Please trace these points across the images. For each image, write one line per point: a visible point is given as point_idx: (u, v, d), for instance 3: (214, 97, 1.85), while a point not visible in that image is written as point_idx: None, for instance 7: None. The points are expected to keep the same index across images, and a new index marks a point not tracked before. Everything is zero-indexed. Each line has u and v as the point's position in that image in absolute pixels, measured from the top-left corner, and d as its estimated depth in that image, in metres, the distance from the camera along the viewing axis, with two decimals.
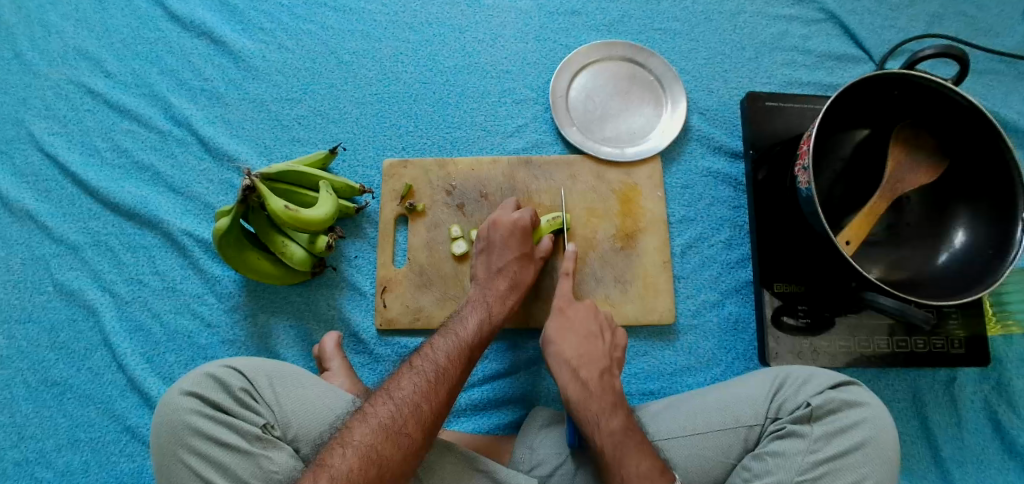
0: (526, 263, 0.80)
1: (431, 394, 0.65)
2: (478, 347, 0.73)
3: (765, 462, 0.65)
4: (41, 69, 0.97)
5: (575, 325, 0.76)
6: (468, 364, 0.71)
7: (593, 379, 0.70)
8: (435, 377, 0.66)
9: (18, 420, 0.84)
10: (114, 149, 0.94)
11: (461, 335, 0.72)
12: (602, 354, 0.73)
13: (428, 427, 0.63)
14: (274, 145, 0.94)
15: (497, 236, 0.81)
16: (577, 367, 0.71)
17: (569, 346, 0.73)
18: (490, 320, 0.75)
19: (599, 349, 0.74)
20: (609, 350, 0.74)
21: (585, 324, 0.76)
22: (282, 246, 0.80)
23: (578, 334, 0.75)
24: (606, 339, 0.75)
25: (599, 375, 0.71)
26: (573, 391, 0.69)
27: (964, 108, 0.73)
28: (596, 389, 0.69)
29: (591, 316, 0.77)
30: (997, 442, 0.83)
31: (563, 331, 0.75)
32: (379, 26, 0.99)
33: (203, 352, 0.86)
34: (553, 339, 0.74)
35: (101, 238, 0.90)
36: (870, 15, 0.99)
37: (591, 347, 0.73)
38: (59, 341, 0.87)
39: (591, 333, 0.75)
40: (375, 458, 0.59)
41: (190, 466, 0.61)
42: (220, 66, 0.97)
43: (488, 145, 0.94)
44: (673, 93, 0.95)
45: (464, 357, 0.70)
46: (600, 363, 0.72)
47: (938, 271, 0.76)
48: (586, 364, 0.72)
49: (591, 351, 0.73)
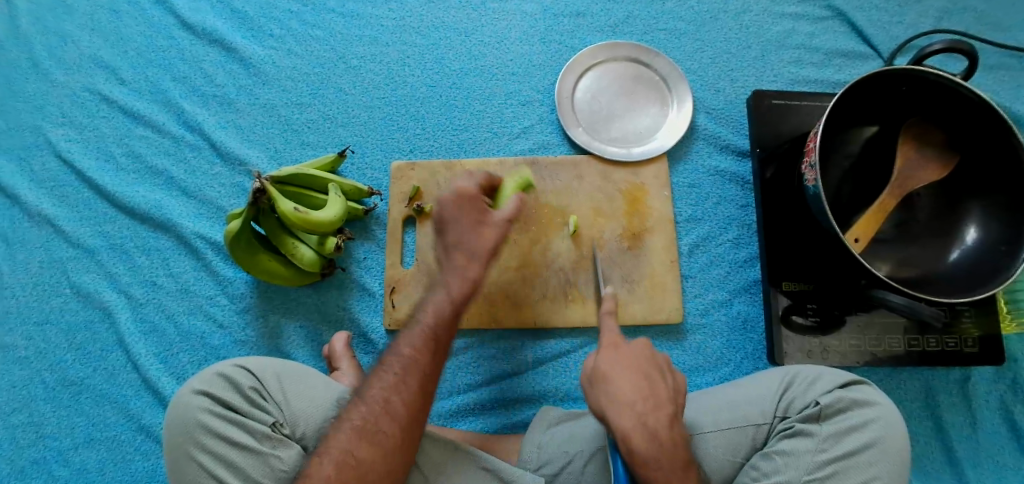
0: (487, 231, 0.71)
1: (400, 387, 0.63)
2: (446, 329, 0.67)
3: (774, 460, 0.64)
4: (58, 77, 0.99)
5: (629, 364, 0.64)
6: (442, 350, 0.67)
7: (661, 430, 0.60)
8: (405, 372, 0.64)
9: (36, 419, 0.86)
10: (128, 154, 0.96)
11: (425, 321, 0.67)
12: (668, 398, 0.63)
13: (404, 422, 0.62)
14: (284, 149, 0.96)
15: (447, 210, 0.72)
16: (642, 415, 0.60)
17: (628, 389, 0.62)
18: (455, 300, 0.68)
19: (661, 392, 0.63)
20: (671, 393, 0.64)
21: (641, 363, 0.65)
22: (293, 248, 0.82)
23: (636, 376, 0.63)
24: (666, 381, 0.64)
25: (668, 425, 0.61)
26: (640, 446, 0.58)
27: (975, 104, 0.72)
28: (667, 444, 0.59)
29: (647, 353, 0.66)
30: (1012, 443, 0.82)
31: (617, 372, 0.64)
32: (386, 31, 1.00)
33: (216, 352, 0.87)
34: (609, 380, 0.63)
35: (117, 241, 0.92)
36: (877, 12, 0.99)
37: (653, 391, 0.63)
38: (75, 342, 0.89)
39: (650, 374, 0.64)
40: (352, 462, 0.59)
41: (201, 463, 0.62)
42: (231, 72, 0.99)
43: (494, 147, 0.95)
44: (679, 93, 0.96)
45: (430, 346, 0.66)
46: (666, 409, 0.62)
47: (950, 269, 0.76)
48: (652, 411, 0.61)
49: (654, 394, 0.62)
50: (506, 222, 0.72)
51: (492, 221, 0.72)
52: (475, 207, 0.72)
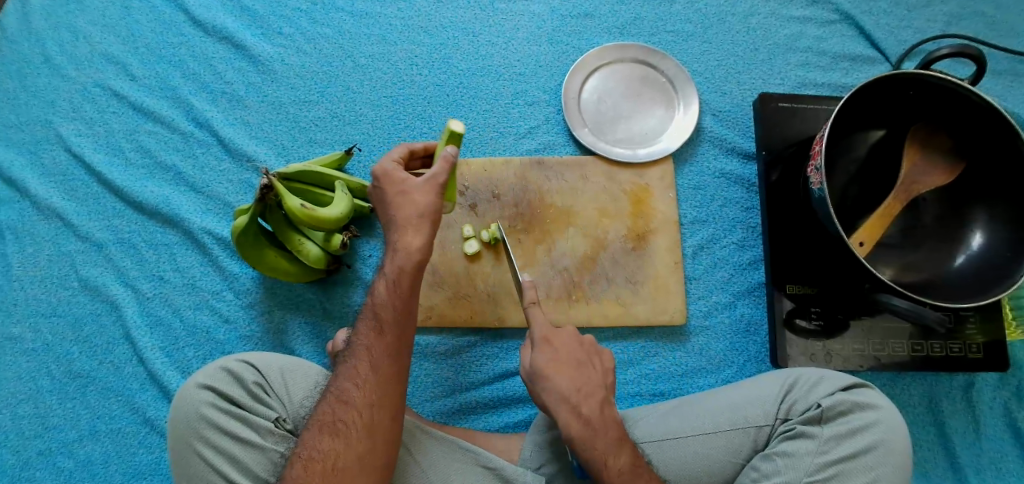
0: (415, 201, 0.66)
1: (353, 375, 0.63)
2: (393, 311, 0.64)
3: (774, 462, 0.65)
4: (69, 72, 1.00)
5: (563, 356, 0.68)
6: (398, 333, 0.64)
7: (595, 414, 0.65)
8: (359, 361, 0.64)
9: (42, 410, 0.87)
10: (137, 149, 0.97)
11: (374, 309, 0.65)
12: (598, 384, 0.67)
13: (362, 411, 0.61)
14: (291, 146, 0.96)
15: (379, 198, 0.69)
16: (577, 404, 0.64)
17: (564, 379, 0.66)
18: (393, 282, 0.65)
19: (593, 379, 0.67)
20: (602, 376, 0.68)
21: (575, 352, 0.68)
22: (299, 244, 0.82)
23: (569, 365, 0.67)
24: (595, 364, 0.69)
25: (600, 409, 0.66)
26: (575, 430, 0.63)
27: (981, 109, 0.72)
28: (599, 426, 0.64)
29: (577, 343, 0.69)
30: (1016, 449, 0.82)
31: (553, 363, 0.67)
32: (394, 30, 1.01)
33: (221, 347, 0.88)
34: (547, 374, 0.66)
35: (125, 236, 0.93)
36: (886, 15, 0.99)
37: (585, 378, 0.67)
38: (82, 335, 0.89)
39: (582, 361, 0.68)
40: (315, 456, 0.60)
41: (205, 457, 0.63)
42: (240, 69, 1.00)
43: (500, 147, 0.95)
44: (686, 94, 0.96)
45: (379, 332, 0.64)
46: (599, 395, 0.66)
47: (954, 274, 0.76)
48: (584, 397, 0.65)
49: (586, 382, 0.66)
50: (434, 184, 0.67)
51: (418, 186, 0.67)
52: (405, 175, 0.68)
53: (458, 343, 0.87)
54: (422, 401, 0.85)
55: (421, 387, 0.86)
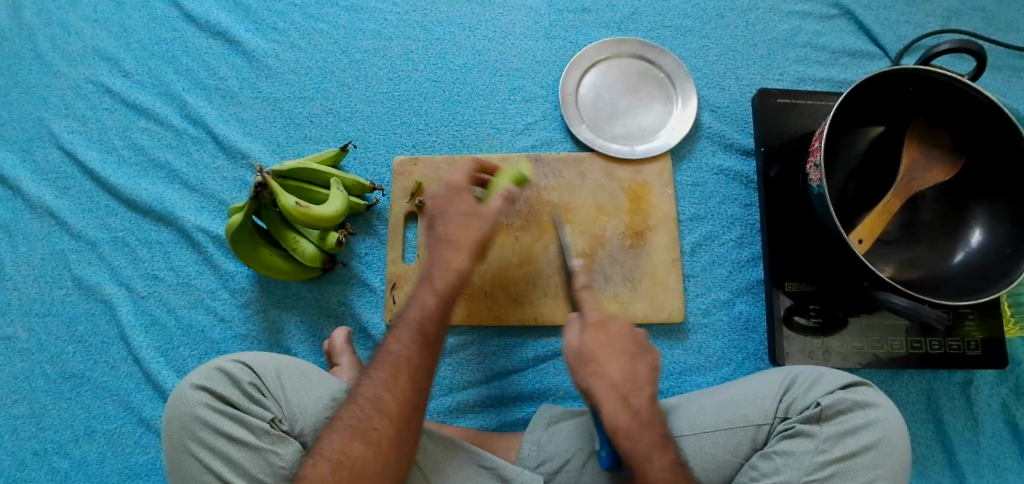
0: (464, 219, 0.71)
1: (389, 382, 0.63)
2: (434, 322, 0.67)
3: (773, 461, 0.64)
4: (61, 69, 0.99)
5: (614, 344, 0.68)
6: (436, 348, 0.67)
7: (643, 407, 0.66)
8: (394, 369, 0.64)
9: (37, 411, 0.86)
10: (131, 147, 0.96)
11: (416, 317, 0.67)
12: (647, 378, 0.68)
13: (396, 420, 0.61)
14: (286, 143, 0.95)
15: (438, 204, 0.73)
16: (627, 395, 0.66)
17: (613, 369, 0.66)
18: (445, 296, 0.68)
19: (642, 372, 0.68)
20: (650, 372, 0.68)
21: (626, 343, 0.69)
22: (294, 243, 0.82)
23: (622, 355, 0.68)
24: (646, 358, 0.69)
25: (648, 403, 0.66)
26: (623, 421, 0.64)
27: (982, 105, 0.72)
28: (646, 420, 0.65)
29: (630, 334, 0.70)
30: (1014, 446, 0.82)
31: (602, 351, 0.67)
32: (390, 25, 1.00)
33: (216, 346, 0.88)
34: (596, 363, 0.66)
35: (118, 234, 0.92)
36: (885, 10, 0.98)
37: (637, 370, 0.68)
38: (77, 334, 0.89)
39: (634, 352, 0.68)
40: (347, 461, 0.59)
41: (200, 458, 0.62)
42: (235, 65, 0.99)
43: (498, 143, 0.94)
44: (684, 90, 0.95)
45: (418, 338, 0.66)
46: (648, 390, 0.67)
47: (953, 271, 0.75)
48: (634, 390, 0.66)
49: (636, 375, 0.67)
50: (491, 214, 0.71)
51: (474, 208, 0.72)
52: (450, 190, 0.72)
53: (454, 342, 0.87)
54: None
55: None
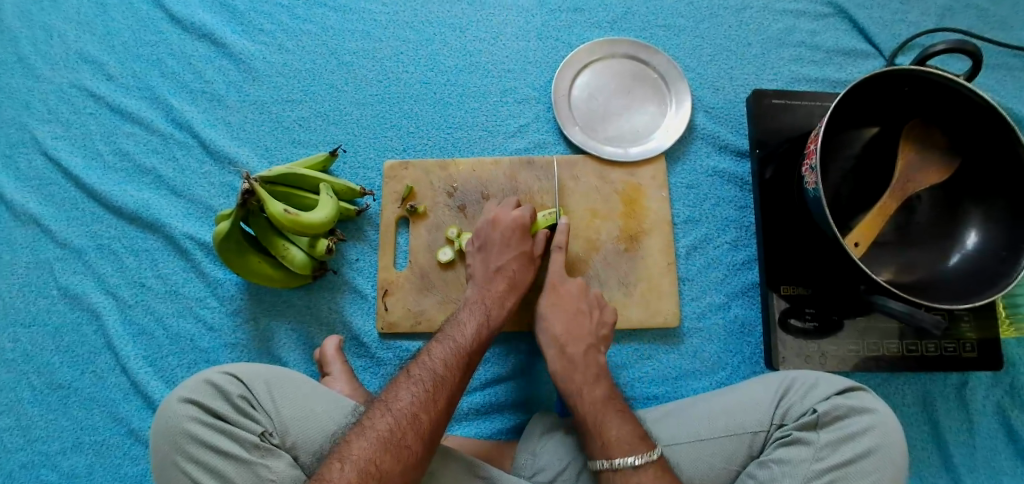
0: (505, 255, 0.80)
1: (424, 397, 0.64)
2: (476, 351, 0.72)
3: (771, 469, 0.63)
4: (43, 73, 0.97)
5: (564, 302, 0.79)
6: (467, 370, 0.70)
7: (579, 354, 0.75)
8: (428, 384, 0.66)
9: (24, 423, 0.84)
10: (116, 152, 0.94)
11: (460, 342, 0.71)
12: (588, 331, 0.76)
13: (426, 436, 0.62)
14: (274, 147, 0.94)
15: (495, 238, 0.81)
16: (564, 343, 0.75)
17: (556, 322, 0.77)
18: (488, 323, 0.75)
19: (584, 326, 0.77)
20: (594, 327, 0.77)
21: (575, 302, 0.79)
22: (283, 250, 0.80)
23: (568, 311, 0.78)
24: (593, 315, 0.78)
25: (586, 351, 0.75)
26: (558, 365, 0.74)
27: (978, 105, 0.71)
28: (580, 362, 0.74)
29: (580, 294, 0.80)
30: (1009, 447, 0.82)
31: (552, 307, 0.79)
32: (379, 26, 0.98)
33: (206, 355, 0.86)
34: (542, 316, 0.79)
35: (104, 241, 0.90)
36: (879, 9, 0.97)
37: (579, 324, 0.77)
38: (63, 345, 0.87)
39: (579, 310, 0.78)
40: (375, 471, 0.58)
41: (187, 473, 0.61)
42: (221, 68, 0.97)
43: (489, 146, 0.93)
44: (677, 91, 0.94)
45: (462, 364, 0.69)
46: (586, 341, 0.76)
47: (949, 273, 0.75)
48: (573, 340, 0.76)
49: (578, 328, 0.77)
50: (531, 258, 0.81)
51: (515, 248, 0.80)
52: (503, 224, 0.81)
53: None
54: None
55: None
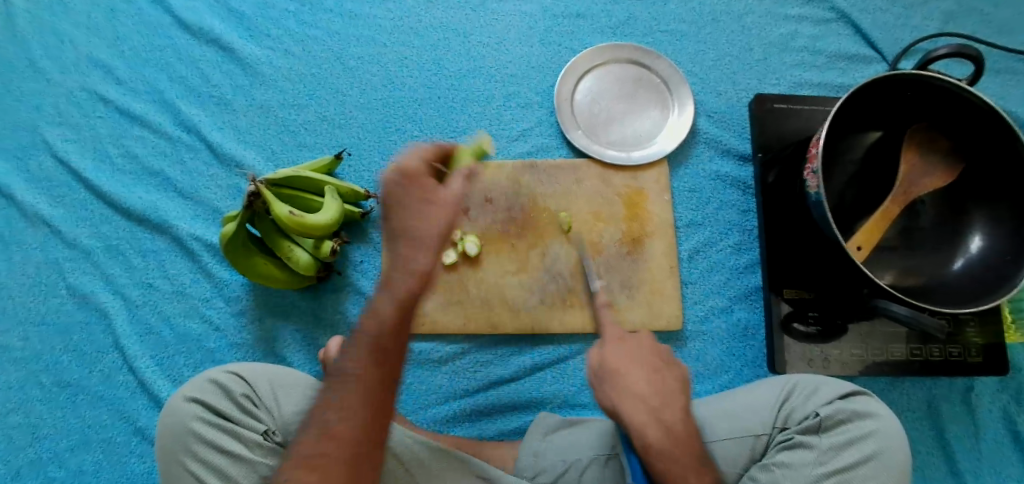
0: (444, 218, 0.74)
1: (335, 408, 0.51)
2: (383, 352, 0.52)
3: (773, 472, 0.63)
4: (55, 77, 0.99)
5: (641, 358, 0.67)
6: (377, 378, 0.52)
7: (678, 424, 0.63)
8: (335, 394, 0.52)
9: (32, 421, 0.85)
10: (125, 155, 0.95)
11: (363, 345, 0.52)
12: (676, 390, 0.65)
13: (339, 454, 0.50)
14: (280, 151, 0.95)
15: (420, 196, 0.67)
16: (657, 408, 0.63)
17: (642, 382, 0.64)
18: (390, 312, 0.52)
19: (670, 385, 0.66)
20: (680, 385, 0.66)
21: (652, 356, 0.68)
22: (288, 251, 0.81)
23: (648, 368, 0.66)
24: (673, 372, 0.67)
25: (681, 418, 0.64)
26: (654, 439, 0.62)
27: (982, 110, 0.71)
28: (680, 437, 0.62)
29: (654, 348, 0.69)
30: (1016, 454, 0.81)
31: (629, 364, 0.66)
32: (384, 31, 0.99)
33: (212, 355, 0.87)
34: (622, 375, 0.65)
35: (113, 242, 0.92)
36: (881, 14, 0.97)
37: (663, 382, 0.65)
38: (72, 344, 0.88)
39: (659, 365, 0.67)
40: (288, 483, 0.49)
41: (190, 470, 0.61)
42: (229, 72, 0.98)
43: (493, 149, 0.94)
44: (680, 95, 0.94)
45: (368, 367, 0.52)
46: (681, 404, 0.65)
47: (953, 277, 0.75)
48: (666, 403, 0.64)
49: (664, 388, 0.65)
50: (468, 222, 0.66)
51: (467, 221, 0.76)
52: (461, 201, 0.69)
53: (450, 350, 0.85)
54: (415, 410, 0.84)
55: (413, 395, 0.84)
